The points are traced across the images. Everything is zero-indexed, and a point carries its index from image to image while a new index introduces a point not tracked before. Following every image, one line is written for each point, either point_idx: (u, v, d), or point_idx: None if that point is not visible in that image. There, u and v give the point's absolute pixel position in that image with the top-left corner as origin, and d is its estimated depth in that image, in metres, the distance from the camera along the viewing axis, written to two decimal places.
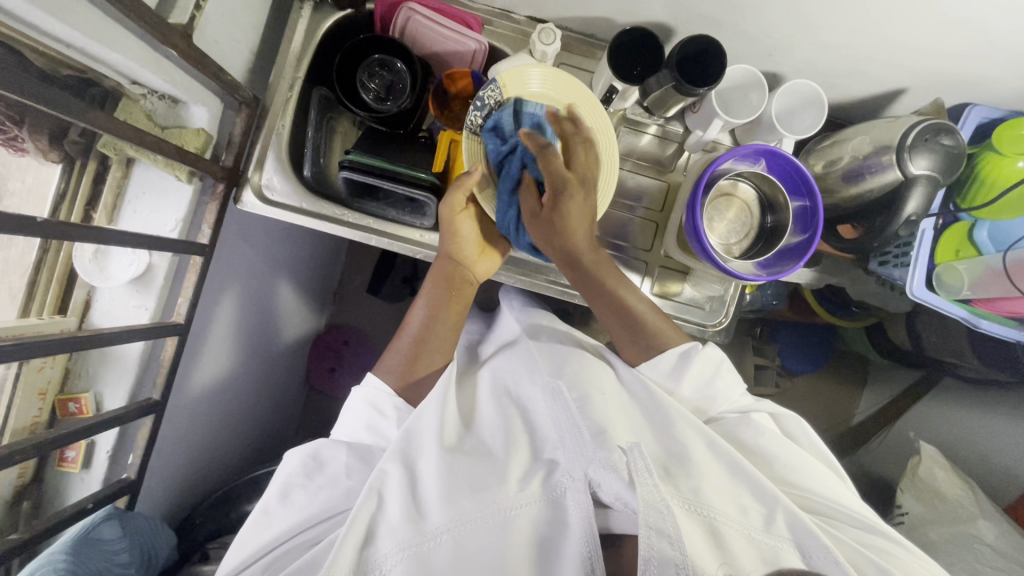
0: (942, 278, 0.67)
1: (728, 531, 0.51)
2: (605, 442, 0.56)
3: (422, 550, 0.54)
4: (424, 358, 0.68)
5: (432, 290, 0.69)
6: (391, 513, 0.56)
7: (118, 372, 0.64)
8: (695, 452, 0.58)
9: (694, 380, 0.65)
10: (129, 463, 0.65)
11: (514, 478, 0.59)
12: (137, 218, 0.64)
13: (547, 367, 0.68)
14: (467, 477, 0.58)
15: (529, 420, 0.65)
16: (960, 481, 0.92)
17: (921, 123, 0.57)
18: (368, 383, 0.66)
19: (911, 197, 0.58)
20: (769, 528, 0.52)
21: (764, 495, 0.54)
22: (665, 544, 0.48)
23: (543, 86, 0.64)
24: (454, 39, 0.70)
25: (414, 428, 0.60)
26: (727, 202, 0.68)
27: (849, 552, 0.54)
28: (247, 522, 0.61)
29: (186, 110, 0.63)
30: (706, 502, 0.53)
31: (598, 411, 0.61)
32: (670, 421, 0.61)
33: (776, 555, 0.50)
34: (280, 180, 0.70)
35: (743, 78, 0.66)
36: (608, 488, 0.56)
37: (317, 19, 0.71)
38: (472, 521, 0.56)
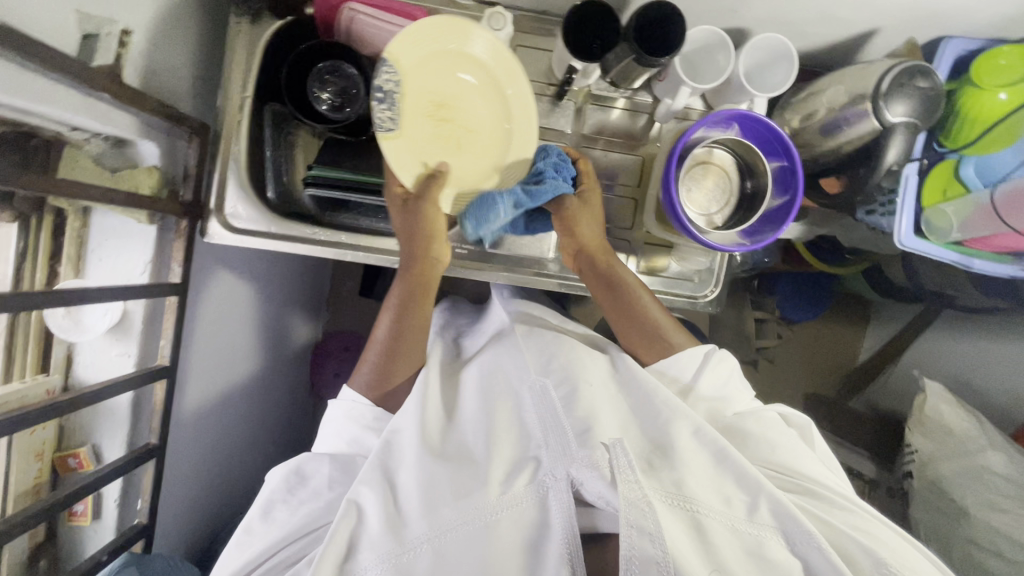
0: (932, 222, 0.65)
1: (710, 524, 0.52)
2: (588, 441, 0.57)
3: (403, 560, 0.54)
4: (399, 364, 0.67)
5: (402, 302, 0.66)
6: (371, 526, 0.56)
7: (112, 421, 0.64)
8: (679, 440, 0.58)
9: (713, 384, 0.66)
10: (138, 507, 0.65)
11: (496, 480, 0.58)
12: (103, 266, 0.62)
13: (534, 362, 0.67)
14: (447, 483, 0.58)
15: (515, 420, 0.63)
16: (966, 414, 0.92)
17: (894, 67, 0.54)
18: (344, 396, 0.67)
19: (892, 145, 0.56)
20: (752, 517, 0.54)
21: (749, 484, 0.55)
22: (644, 543, 0.48)
23: (485, 53, 0.61)
24: (402, 34, 0.67)
25: (395, 434, 0.61)
26: (704, 170, 0.66)
27: (839, 540, 0.54)
28: (228, 545, 0.61)
29: (134, 149, 0.61)
30: (688, 493, 0.53)
31: (585, 407, 0.61)
32: (656, 411, 0.61)
33: (760, 544, 0.52)
34: (245, 208, 0.67)
35: (706, 39, 0.63)
36: (590, 487, 0.56)
37: (256, 32, 0.67)
38: (453, 530, 0.55)
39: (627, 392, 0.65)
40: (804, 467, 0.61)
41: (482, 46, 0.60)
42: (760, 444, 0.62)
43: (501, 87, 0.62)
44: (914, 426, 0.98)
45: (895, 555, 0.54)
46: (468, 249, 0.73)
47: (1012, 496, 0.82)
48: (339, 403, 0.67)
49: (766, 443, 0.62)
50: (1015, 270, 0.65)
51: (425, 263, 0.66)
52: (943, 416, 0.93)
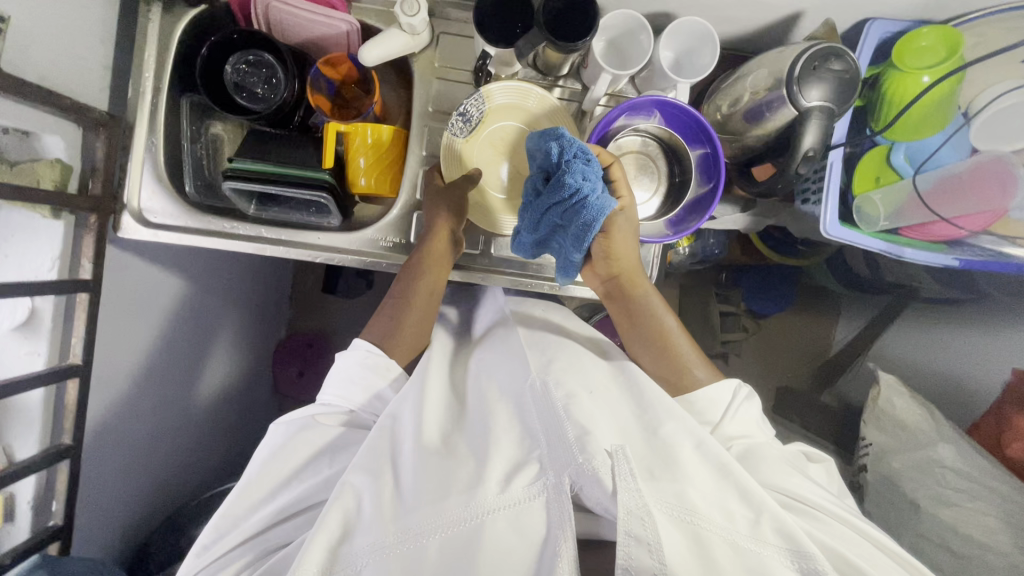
0: (862, 210, 0.64)
1: (711, 538, 0.47)
2: (586, 446, 0.50)
3: (396, 554, 0.49)
4: (406, 332, 0.68)
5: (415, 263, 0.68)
6: (365, 515, 0.52)
7: (24, 422, 0.62)
8: (681, 452, 0.53)
9: (736, 421, 0.62)
10: (54, 509, 0.64)
11: (495, 479, 0.51)
12: (7, 262, 0.59)
13: (534, 363, 0.63)
14: (441, 476, 0.53)
15: (515, 418, 0.58)
16: (919, 407, 0.91)
17: (808, 50, 0.52)
18: (358, 344, 0.66)
19: (807, 131, 0.53)
20: (754, 532, 0.48)
21: (753, 499, 0.50)
22: (643, 552, 0.44)
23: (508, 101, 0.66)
24: (320, 21, 0.65)
25: (397, 431, 0.59)
26: (628, 159, 0.63)
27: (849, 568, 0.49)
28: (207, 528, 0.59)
29: (38, 141, 0.57)
30: (690, 504, 0.48)
31: (582, 412, 0.54)
32: (658, 420, 0.56)
33: (762, 563, 0.46)
34: (161, 202, 0.66)
35: (625, 24, 0.61)
36: (588, 495, 0.49)
37: (169, 21, 0.65)
38: (443, 527, 0.49)
39: (631, 398, 0.61)
40: (820, 495, 0.55)
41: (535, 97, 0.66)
42: (771, 467, 0.57)
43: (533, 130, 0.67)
44: (869, 420, 0.97)
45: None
46: (393, 241, 0.73)
47: (963, 491, 0.81)
48: (353, 351, 0.65)
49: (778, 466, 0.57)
50: (951, 261, 0.62)
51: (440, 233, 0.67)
52: (896, 408, 0.92)
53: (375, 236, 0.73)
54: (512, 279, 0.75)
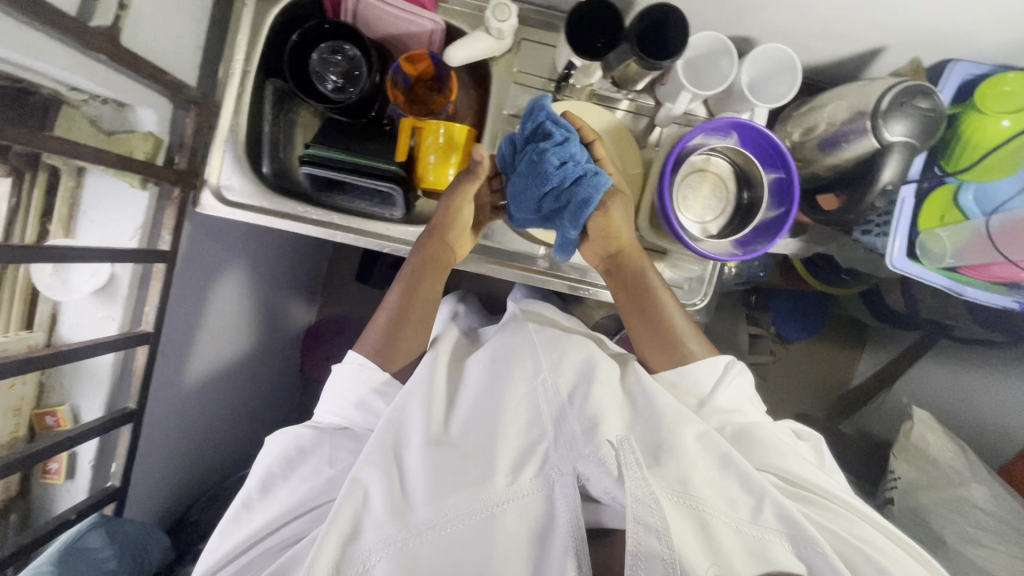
0: (927, 246, 0.64)
1: (717, 526, 0.51)
2: (593, 437, 0.56)
3: (409, 545, 0.53)
4: (403, 340, 0.69)
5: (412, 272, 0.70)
6: (375, 507, 0.56)
7: (92, 383, 0.64)
8: (684, 440, 0.56)
9: (729, 397, 0.65)
10: (113, 470, 0.66)
11: (504, 472, 0.57)
12: (94, 228, 0.63)
13: (544, 360, 0.67)
14: (452, 472, 0.57)
15: (525, 407, 0.62)
16: (953, 445, 0.91)
17: (897, 86, 0.53)
18: (350, 358, 0.68)
19: (887, 164, 0.55)
20: (755, 519, 0.53)
21: (753, 487, 0.54)
22: (651, 538, 0.48)
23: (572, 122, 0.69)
24: (408, 19, 0.67)
25: (401, 426, 0.61)
26: (700, 177, 0.65)
27: (842, 545, 0.53)
28: (226, 519, 0.63)
29: (133, 114, 0.61)
30: (694, 492, 0.52)
31: (593, 404, 0.59)
32: (661, 414, 0.60)
33: (763, 548, 0.51)
34: (239, 181, 0.67)
35: (710, 45, 0.62)
36: (596, 483, 0.55)
37: (262, 7, 0.67)
38: (456, 518, 0.55)
39: (634, 393, 0.64)
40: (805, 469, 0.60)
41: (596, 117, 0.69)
42: (767, 448, 0.61)
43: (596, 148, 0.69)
44: (898, 453, 0.97)
45: (901, 562, 0.53)
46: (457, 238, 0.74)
47: (994, 532, 0.81)
48: (346, 365, 0.68)
49: (771, 448, 0.60)
50: (1009, 302, 0.64)
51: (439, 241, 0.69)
52: (928, 445, 0.92)
53: (441, 230, 0.73)
54: (572, 284, 0.75)
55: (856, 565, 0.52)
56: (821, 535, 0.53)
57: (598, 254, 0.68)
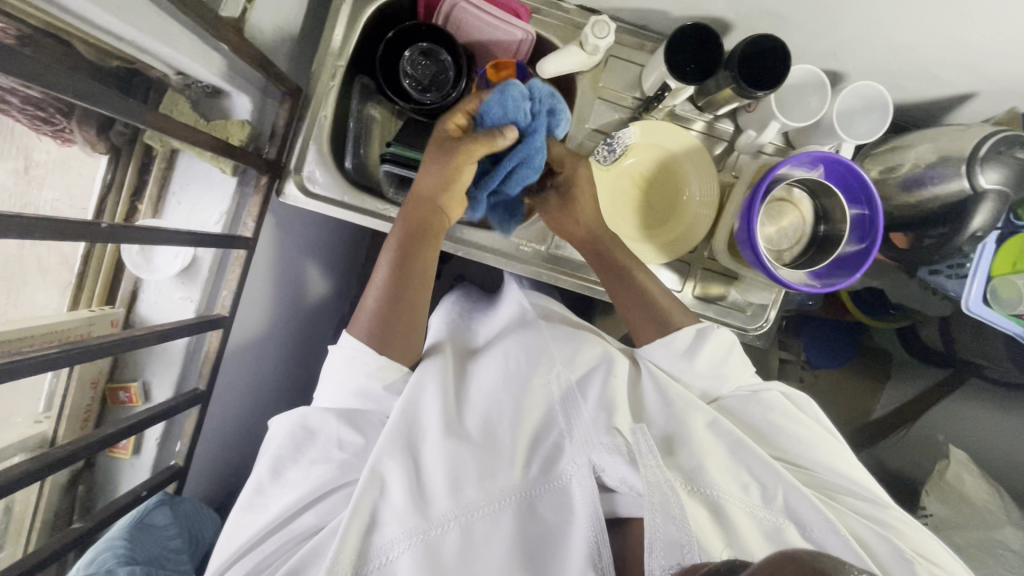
0: (999, 292, 0.65)
1: (732, 509, 0.50)
2: (609, 427, 0.56)
3: (431, 537, 0.53)
4: (398, 320, 0.63)
5: (402, 245, 0.63)
6: (394, 499, 0.55)
7: (164, 362, 0.65)
8: (696, 430, 0.56)
9: (710, 362, 0.63)
10: (176, 450, 0.67)
11: (519, 463, 0.58)
12: (181, 209, 0.63)
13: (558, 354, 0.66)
14: (471, 465, 0.57)
15: (545, 402, 0.62)
16: (988, 486, 0.92)
17: (996, 134, 0.55)
18: (343, 342, 0.62)
19: (977, 213, 0.55)
20: (768, 505, 0.52)
21: (768, 474, 0.53)
22: (670, 525, 0.46)
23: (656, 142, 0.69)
24: (501, 28, 0.67)
25: (415, 414, 0.60)
26: (781, 207, 0.66)
27: (856, 528, 0.52)
28: (235, 508, 0.60)
29: (230, 101, 0.61)
30: (708, 480, 0.52)
31: (607, 397, 0.60)
32: (671, 401, 0.60)
33: (778, 531, 0.50)
34: (322, 173, 0.68)
35: (805, 79, 0.63)
36: (611, 472, 0.54)
37: (360, 4, 0.68)
38: (476, 510, 0.55)
39: (645, 387, 0.63)
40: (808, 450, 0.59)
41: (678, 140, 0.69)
42: (776, 432, 0.60)
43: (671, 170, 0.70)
44: (932, 491, 0.98)
45: (915, 543, 0.52)
46: (534, 247, 0.73)
47: None
48: (339, 351, 0.62)
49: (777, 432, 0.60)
50: None
51: (431, 205, 0.62)
52: (964, 484, 0.93)
53: (518, 240, 0.72)
54: None
55: (869, 545, 0.52)
56: (836, 518, 0.52)
57: (581, 226, 0.67)
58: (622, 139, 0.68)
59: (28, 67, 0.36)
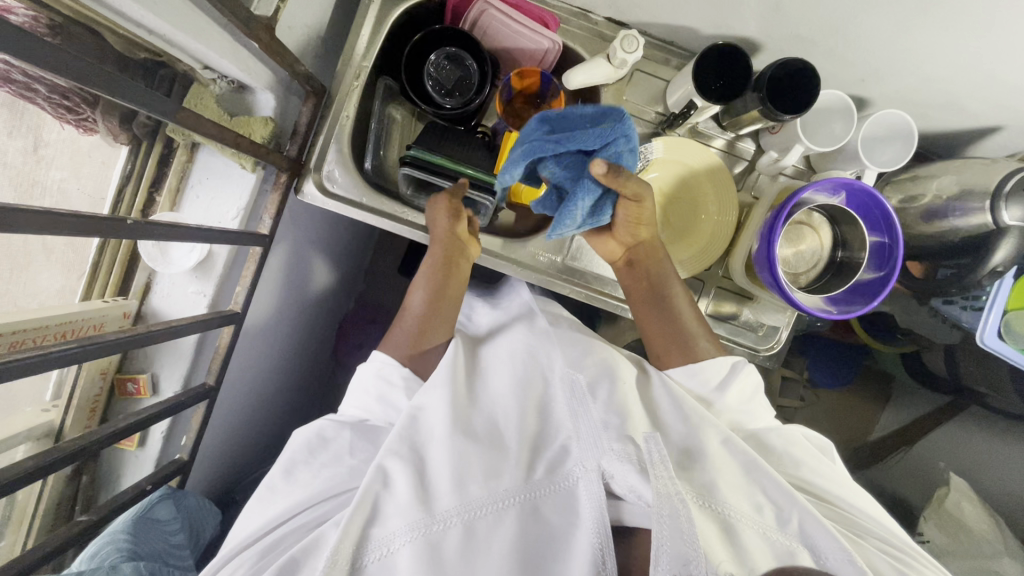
0: (1013, 325, 0.65)
1: (742, 528, 0.50)
2: (620, 434, 0.55)
3: (433, 533, 0.53)
4: (432, 334, 0.68)
5: (432, 278, 0.68)
6: (399, 493, 0.55)
7: (173, 356, 0.64)
8: (710, 447, 0.56)
9: (738, 396, 0.63)
10: (182, 444, 0.66)
11: (525, 464, 0.58)
12: (198, 203, 0.63)
13: (565, 356, 0.66)
14: (477, 464, 0.56)
15: (543, 405, 0.64)
16: (987, 516, 0.92)
17: (1022, 170, 0.55)
18: (376, 357, 0.65)
19: (1000, 246, 0.55)
20: (782, 528, 0.51)
21: (783, 497, 0.53)
22: (678, 539, 0.45)
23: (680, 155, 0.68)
24: (529, 36, 0.67)
25: (423, 411, 0.60)
26: (799, 231, 0.66)
27: (870, 557, 0.52)
28: (250, 501, 0.61)
29: (253, 97, 0.61)
30: (720, 498, 0.52)
31: (617, 401, 0.59)
32: (685, 415, 0.60)
33: (791, 555, 0.49)
34: (342, 173, 0.67)
35: (831, 104, 0.63)
36: (621, 480, 0.54)
37: (387, 5, 0.67)
38: (481, 508, 0.55)
39: (656, 399, 0.63)
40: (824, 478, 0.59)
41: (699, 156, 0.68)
42: (786, 456, 0.60)
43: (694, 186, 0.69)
44: (930, 517, 0.97)
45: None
46: (550, 257, 0.72)
47: None
48: (371, 363, 0.65)
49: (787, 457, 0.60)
50: None
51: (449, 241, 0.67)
52: (963, 513, 0.93)
53: (535, 249, 0.72)
54: None
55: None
56: (855, 551, 0.52)
57: (621, 244, 0.67)
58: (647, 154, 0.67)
59: (68, 62, 0.35)
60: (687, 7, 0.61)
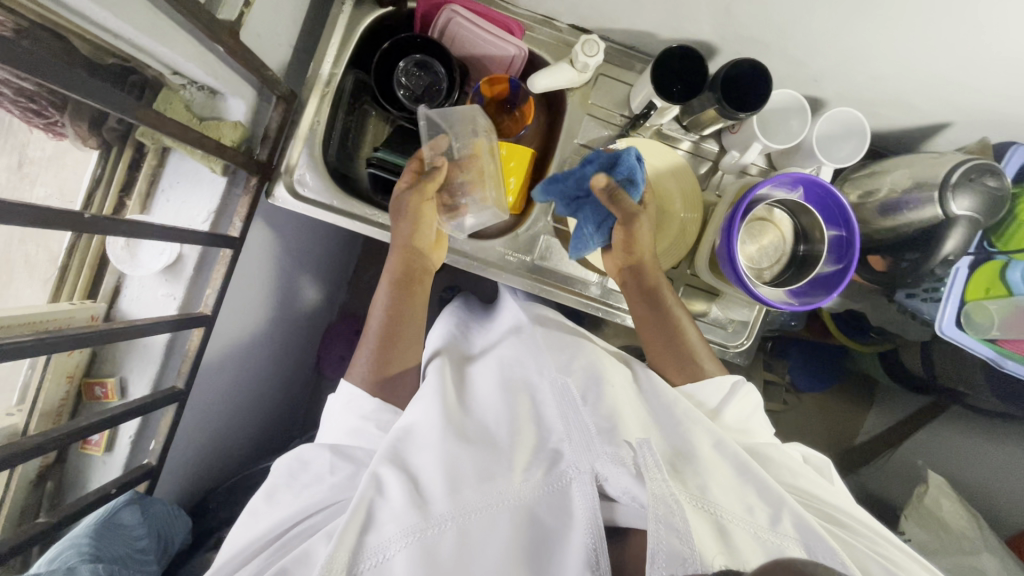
0: (972, 317, 0.67)
1: (736, 529, 0.48)
2: (612, 437, 0.55)
3: (427, 539, 0.51)
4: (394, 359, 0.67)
5: (392, 291, 0.68)
6: (392, 499, 0.53)
7: (143, 359, 0.64)
8: (702, 450, 0.55)
9: (736, 415, 0.63)
10: (150, 449, 0.66)
11: (520, 467, 0.57)
12: (169, 207, 0.63)
13: (556, 360, 0.64)
14: (471, 466, 0.56)
15: (533, 413, 0.63)
16: (966, 513, 0.92)
17: (967, 162, 0.57)
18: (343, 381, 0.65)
19: (951, 236, 0.58)
20: (775, 527, 0.49)
21: (773, 498, 0.51)
22: (673, 538, 0.46)
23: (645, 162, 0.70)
24: (494, 43, 0.69)
25: (414, 424, 0.59)
26: (762, 227, 0.68)
27: (860, 559, 0.50)
28: (238, 523, 0.59)
29: (223, 102, 0.62)
30: (714, 500, 0.50)
31: (608, 402, 0.58)
32: (677, 419, 0.59)
33: (781, 552, 0.47)
34: (313, 177, 0.69)
35: (785, 103, 0.65)
36: (614, 482, 0.54)
37: (358, 14, 0.69)
38: (476, 510, 0.54)
39: (647, 398, 0.63)
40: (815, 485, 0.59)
41: (661, 159, 0.70)
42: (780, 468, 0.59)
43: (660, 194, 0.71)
44: (910, 515, 0.97)
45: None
46: (519, 258, 0.73)
47: None
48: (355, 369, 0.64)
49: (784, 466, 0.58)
50: None
51: (408, 249, 0.67)
52: (943, 510, 0.93)
53: (503, 250, 0.73)
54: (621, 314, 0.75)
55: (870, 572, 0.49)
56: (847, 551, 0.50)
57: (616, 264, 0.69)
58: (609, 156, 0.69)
59: (25, 60, 0.36)
60: (644, 13, 0.64)
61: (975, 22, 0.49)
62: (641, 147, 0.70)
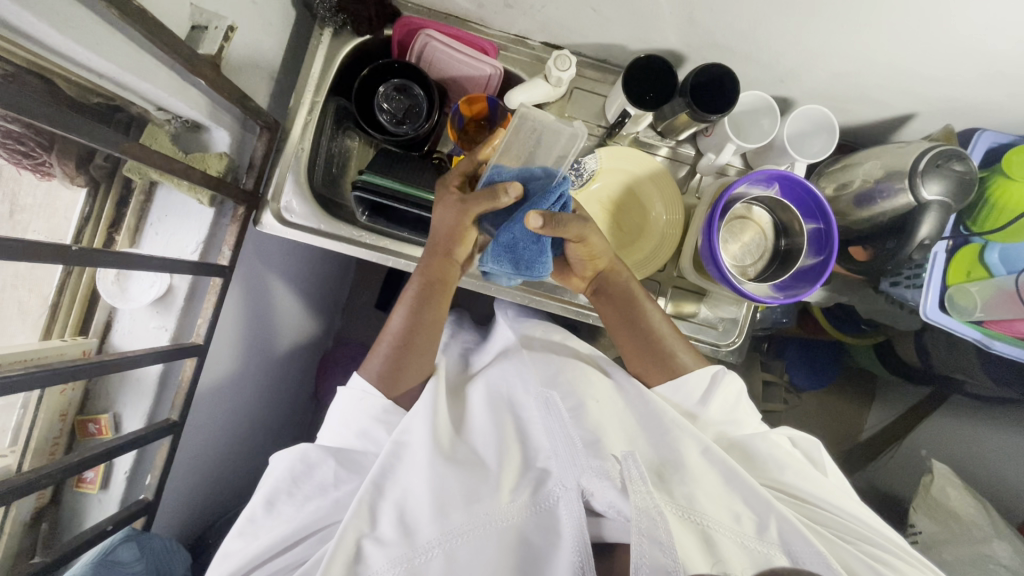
0: (955, 299, 0.69)
1: (720, 538, 0.51)
2: (599, 451, 0.56)
3: (416, 563, 0.52)
4: (411, 359, 0.65)
5: (419, 294, 0.66)
6: (383, 531, 0.54)
7: (138, 392, 0.64)
8: (689, 459, 0.57)
9: (722, 407, 0.64)
10: (146, 484, 0.65)
11: (507, 487, 0.57)
12: (159, 240, 0.65)
13: (539, 373, 0.65)
14: (459, 488, 0.56)
15: (520, 431, 0.63)
16: (974, 501, 0.90)
17: (932, 149, 0.59)
18: (355, 384, 0.64)
19: (924, 222, 0.59)
20: (761, 536, 0.53)
21: (758, 504, 0.54)
22: (655, 551, 0.46)
23: (620, 163, 0.71)
24: (470, 64, 0.71)
25: (405, 438, 0.59)
26: (742, 225, 0.69)
27: (843, 556, 0.54)
28: (232, 532, 0.59)
29: (208, 135, 0.64)
30: (699, 508, 0.53)
31: (592, 418, 0.59)
32: (664, 428, 0.60)
33: (768, 561, 0.50)
34: (299, 203, 0.70)
35: (754, 104, 0.68)
36: (599, 498, 0.55)
37: (337, 44, 0.72)
38: (463, 534, 0.54)
39: (633, 407, 0.63)
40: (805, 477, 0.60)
41: (636, 162, 0.71)
42: (769, 457, 0.61)
43: (637, 196, 0.72)
44: (919, 507, 0.96)
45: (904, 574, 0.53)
46: None
47: None
48: (350, 391, 0.64)
49: (772, 460, 0.60)
50: None
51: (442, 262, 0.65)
52: (950, 500, 0.91)
53: None
54: None
55: (854, 569, 0.53)
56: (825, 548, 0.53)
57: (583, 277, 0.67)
58: (588, 165, 0.71)
59: (10, 98, 0.37)
60: (611, 26, 0.66)
61: (925, 16, 0.52)
62: (619, 150, 0.71)
